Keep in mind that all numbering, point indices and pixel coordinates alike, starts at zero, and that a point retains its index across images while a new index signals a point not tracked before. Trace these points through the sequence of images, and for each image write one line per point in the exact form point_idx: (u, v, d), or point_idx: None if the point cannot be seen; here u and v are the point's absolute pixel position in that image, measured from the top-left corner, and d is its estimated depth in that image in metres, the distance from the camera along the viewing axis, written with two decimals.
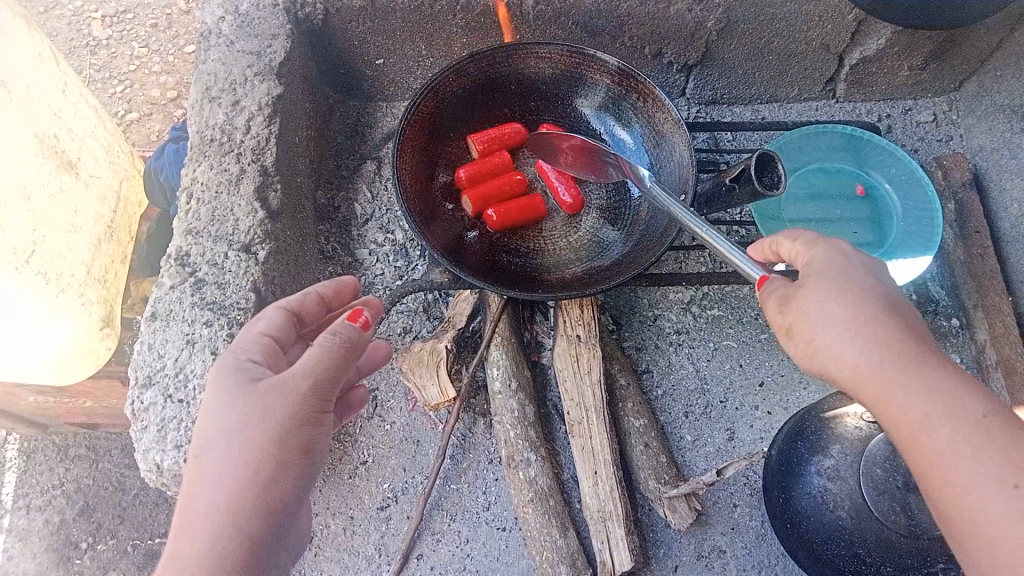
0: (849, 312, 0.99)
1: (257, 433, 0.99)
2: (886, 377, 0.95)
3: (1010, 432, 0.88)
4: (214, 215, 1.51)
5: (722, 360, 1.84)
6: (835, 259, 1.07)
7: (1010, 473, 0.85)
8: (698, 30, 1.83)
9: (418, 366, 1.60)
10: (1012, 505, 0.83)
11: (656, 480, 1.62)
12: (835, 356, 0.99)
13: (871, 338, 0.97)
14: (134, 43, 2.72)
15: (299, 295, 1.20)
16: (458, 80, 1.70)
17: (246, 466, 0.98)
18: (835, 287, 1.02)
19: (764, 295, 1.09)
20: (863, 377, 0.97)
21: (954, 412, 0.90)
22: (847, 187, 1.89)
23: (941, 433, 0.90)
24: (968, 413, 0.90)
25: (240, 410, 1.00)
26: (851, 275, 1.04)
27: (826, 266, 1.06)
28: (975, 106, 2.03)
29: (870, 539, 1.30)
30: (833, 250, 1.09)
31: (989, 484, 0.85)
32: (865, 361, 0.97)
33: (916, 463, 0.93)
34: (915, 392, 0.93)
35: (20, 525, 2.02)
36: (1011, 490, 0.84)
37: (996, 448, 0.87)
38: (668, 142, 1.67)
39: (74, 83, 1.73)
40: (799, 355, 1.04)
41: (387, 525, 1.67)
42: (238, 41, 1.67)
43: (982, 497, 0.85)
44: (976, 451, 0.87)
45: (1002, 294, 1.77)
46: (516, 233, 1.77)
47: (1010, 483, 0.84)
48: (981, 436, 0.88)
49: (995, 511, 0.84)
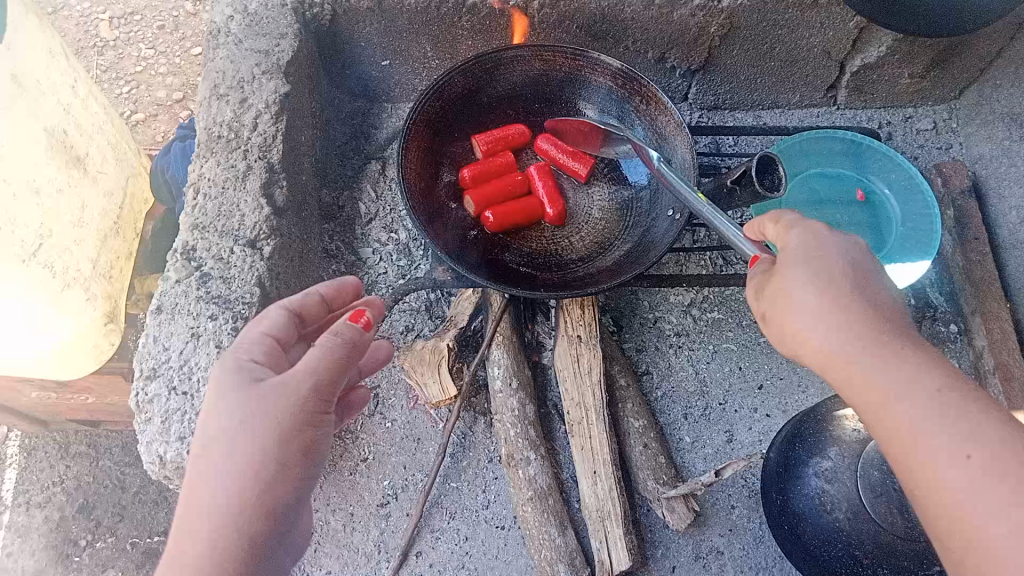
0: (816, 297, 1.01)
1: (258, 436, 0.99)
2: (849, 359, 0.97)
3: (969, 404, 0.88)
4: (221, 210, 1.53)
5: (721, 362, 1.85)
6: (808, 242, 1.08)
7: (966, 444, 0.85)
8: (701, 36, 1.86)
9: (420, 364, 1.61)
10: (962, 474, 0.84)
11: (655, 480, 1.63)
12: (802, 339, 1.02)
13: (835, 318, 0.99)
14: (141, 44, 2.74)
15: (301, 296, 1.22)
16: (463, 81, 1.72)
17: (249, 467, 0.99)
18: (803, 274, 1.04)
19: (752, 276, 1.15)
20: (828, 358, 0.99)
21: (914, 386, 0.92)
22: (848, 192, 1.90)
23: (901, 406, 0.91)
24: (928, 389, 0.91)
25: (243, 411, 1.01)
26: (825, 256, 1.06)
27: (798, 251, 1.07)
28: (974, 114, 2.05)
29: (867, 541, 1.31)
30: (806, 232, 1.10)
31: (943, 454, 0.86)
32: (828, 340, 0.99)
33: (882, 437, 0.94)
34: (875, 369, 0.95)
35: (20, 522, 2.03)
36: (965, 460, 0.85)
37: (953, 422, 0.87)
38: (671, 144, 1.69)
39: (83, 81, 1.75)
40: (778, 340, 1.07)
41: (387, 522, 1.68)
42: (247, 40, 1.68)
43: (939, 468, 0.86)
44: (932, 423, 0.88)
45: (1000, 300, 1.79)
46: (518, 234, 1.78)
47: (962, 453, 0.85)
48: (935, 408, 0.89)
49: (954, 480, 0.85)
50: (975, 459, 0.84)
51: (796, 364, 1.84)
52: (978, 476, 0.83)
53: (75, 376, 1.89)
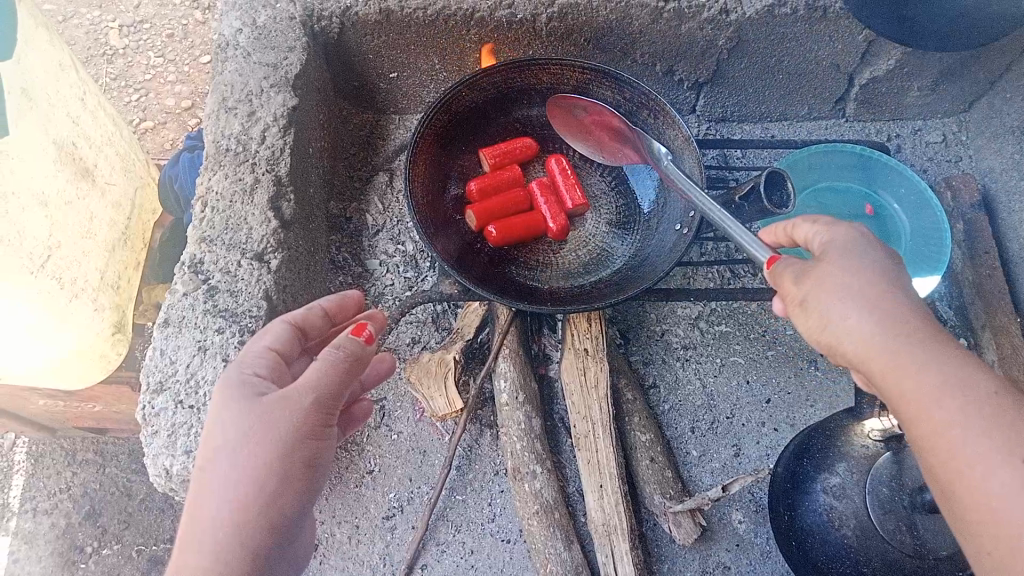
0: (869, 288, 1.01)
1: (260, 448, 0.99)
2: (902, 351, 0.95)
3: (1018, 407, 0.88)
4: (228, 223, 1.53)
5: (729, 376, 1.84)
6: (853, 243, 1.10)
7: (1018, 444, 0.85)
8: (709, 49, 1.85)
9: (426, 377, 1.61)
10: (1011, 478, 0.83)
11: (662, 495, 1.62)
12: (846, 328, 1.00)
13: (884, 314, 0.99)
14: (150, 53, 2.75)
15: (304, 310, 1.22)
16: (471, 94, 1.72)
17: (249, 480, 0.98)
18: (854, 267, 1.04)
19: (776, 272, 1.13)
20: (876, 347, 0.97)
21: (964, 383, 0.91)
22: (856, 206, 1.89)
23: (948, 406, 0.90)
24: (978, 389, 0.90)
25: (245, 424, 1.01)
26: (867, 259, 1.06)
27: (841, 247, 1.09)
28: (984, 127, 2.04)
29: (876, 558, 1.30)
30: (847, 233, 1.11)
31: (994, 456, 0.85)
32: (876, 332, 0.98)
33: (920, 438, 0.93)
34: (930, 364, 0.93)
35: (27, 529, 2.03)
36: (1017, 461, 0.84)
37: (1003, 423, 0.87)
38: (678, 160, 1.69)
39: (92, 92, 1.76)
40: (811, 329, 1.05)
41: (392, 535, 1.68)
42: (255, 53, 1.69)
43: (988, 469, 0.85)
44: (983, 424, 0.87)
45: (1010, 315, 1.77)
46: (523, 248, 1.78)
47: (1016, 455, 0.84)
48: (986, 409, 0.88)
49: (1003, 482, 0.84)
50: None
51: (804, 378, 1.83)
52: None
53: (82, 386, 1.91)
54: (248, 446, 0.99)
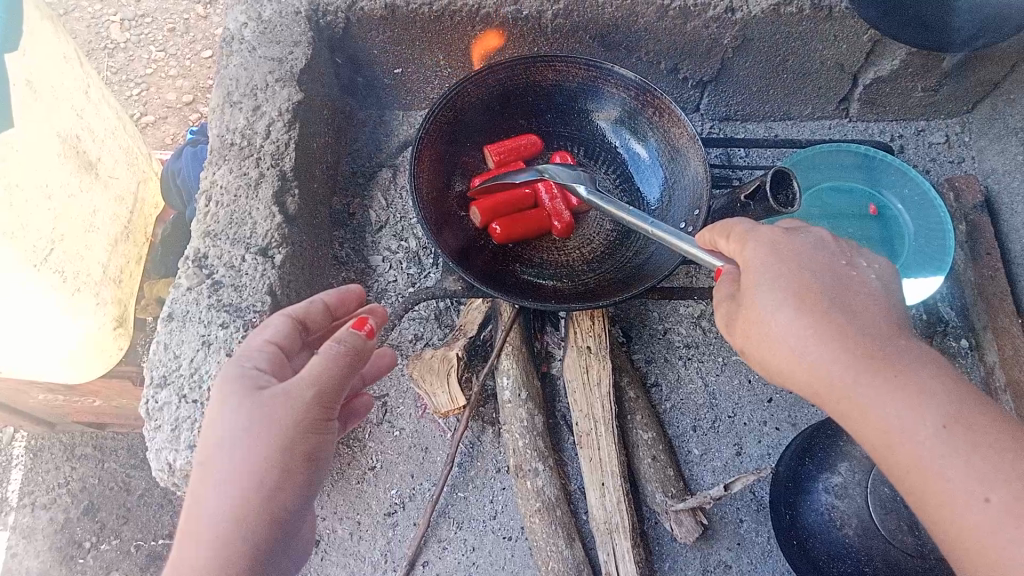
0: (805, 311, 1.01)
1: (257, 445, 0.98)
2: (850, 385, 0.95)
3: (983, 438, 0.87)
4: (232, 218, 1.53)
5: (731, 375, 1.84)
6: (791, 253, 1.07)
7: (983, 485, 0.84)
8: (714, 47, 1.85)
9: (429, 373, 1.61)
10: (985, 517, 0.83)
11: (663, 494, 1.62)
12: (795, 360, 1.00)
13: (833, 340, 0.98)
14: (152, 47, 2.75)
15: (304, 303, 1.21)
16: (476, 91, 1.72)
17: (245, 478, 0.98)
18: (781, 291, 1.03)
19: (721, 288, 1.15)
20: (825, 379, 0.97)
21: (924, 408, 0.90)
22: (860, 206, 1.89)
23: (908, 440, 0.90)
24: (939, 416, 0.89)
25: (240, 424, 0.99)
26: (807, 273, 1.05)
27: (776, 262, 1.06)
28: (987, 129, 2.04)
29: (878, 557, 1.31)
30: (769, 239, 1.09)
31: (963, 495, 0.85)
32: (824, 365, 0.97)
33: (889, 465, 0.93)
34: (883, 395, 0.93)
35: (25, 523, 2.03)
36: (982, 503, 0.84)
37: (967, 457, 0.86)
38: (683, 157, 1.69)
39: (96, 85, 1.76)
40: (761, 359, 1.06)
41: (394, 531, 1.68)
42: (260, 48, 1.69)
43: (957, 509, 0.85)
44: (946, 460, 0.87)
45: (1012, 316, 1.78)
46: (527, 246, 1.78)
47: (982, 495, 0.84)
48: (947, 444, 0.88)
49: (973, 521, 0.84)
50: (995, 502, 0.83)
51: None
52: (998, 522, 0.82)
53: (82, 379, 1.87)
54: (233, 460, 0.98)
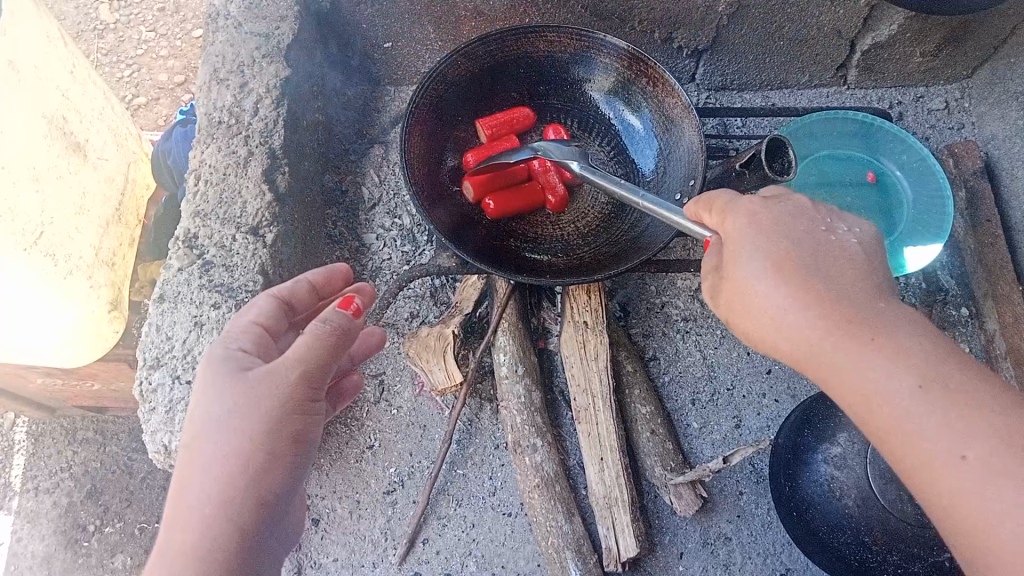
0: (785, 281, 0.99)
1: (243, 426, 0.97)
2: (834, 348, 0.94)
3: (962, 394, 0.85)
4: (222, 197, 1.51)
5: (729, 347, 1.83)
6: (784, 218, 1.05)
7: (960, 441, 0.82)
8: (709, 15, 1.82)
9: (425, 351, 1.60)
10: (964, 476, 0.81)
11: (663, 467, 1.62)
12: (784, 327, 0.99)
13: (815, 306, 0.96)
14: (142, 27, 2.71)
15: (290, 283, 1.19)
16: (467, 63, 1.69)
17: (232, 460, 0.97)
18: (764, 260, 1.01)
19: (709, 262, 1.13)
20: (812, 344, 0.96)
21: (902, 370, 0.88)
22: (858, 174, 1.87)
23: (889, 400, 0.88)
24: (918, 373, 0.87)
25: (227, 406, 0.99)
26: (801, 238, 1.03)
27: (771, 229, 1.04)
28: (987, 93, 2.01)
29: (878, 527, 1.30)
30: (749, 207, 1.07)
31: (941, 453, 0.83)
32: (810, 330, 0.96)
33: (873, 431, 0.90)
34: (865, 357, 0.91)
35: (29, 507, 2.03)
36: (959, 459, 0.82)
37: (945, 414, 0.84)
38: (677, 127, 1.67)
39: (82, 67, 1.73)
40: (750, 327, 1.04)
41: (393, 509, 1.68)
42: (246, 24, 1.66)
43: (936, 467, 0.83)
44: (924, 418, 0.85)
45: (1013, 283, 1.76)
46: (521, 220, 1.76)
47: (959, 453, 0.82)
48: (923, 402, 0.86)
49: (952, 479, 0.82)
50: (971, 460, 0.81)
51: None
52: (976, 478, 0.80)
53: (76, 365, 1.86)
54: (220, 440, 0.98)
